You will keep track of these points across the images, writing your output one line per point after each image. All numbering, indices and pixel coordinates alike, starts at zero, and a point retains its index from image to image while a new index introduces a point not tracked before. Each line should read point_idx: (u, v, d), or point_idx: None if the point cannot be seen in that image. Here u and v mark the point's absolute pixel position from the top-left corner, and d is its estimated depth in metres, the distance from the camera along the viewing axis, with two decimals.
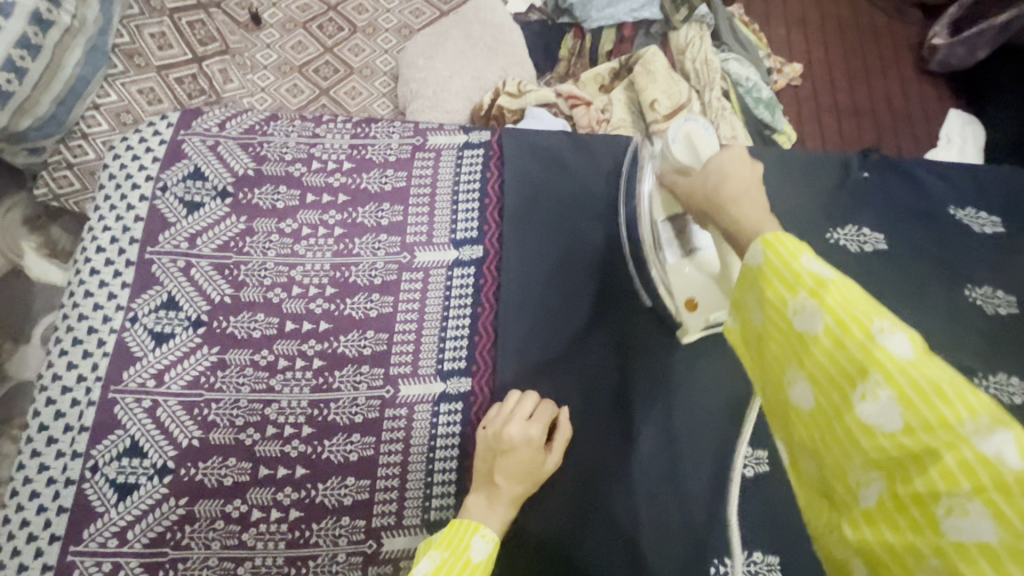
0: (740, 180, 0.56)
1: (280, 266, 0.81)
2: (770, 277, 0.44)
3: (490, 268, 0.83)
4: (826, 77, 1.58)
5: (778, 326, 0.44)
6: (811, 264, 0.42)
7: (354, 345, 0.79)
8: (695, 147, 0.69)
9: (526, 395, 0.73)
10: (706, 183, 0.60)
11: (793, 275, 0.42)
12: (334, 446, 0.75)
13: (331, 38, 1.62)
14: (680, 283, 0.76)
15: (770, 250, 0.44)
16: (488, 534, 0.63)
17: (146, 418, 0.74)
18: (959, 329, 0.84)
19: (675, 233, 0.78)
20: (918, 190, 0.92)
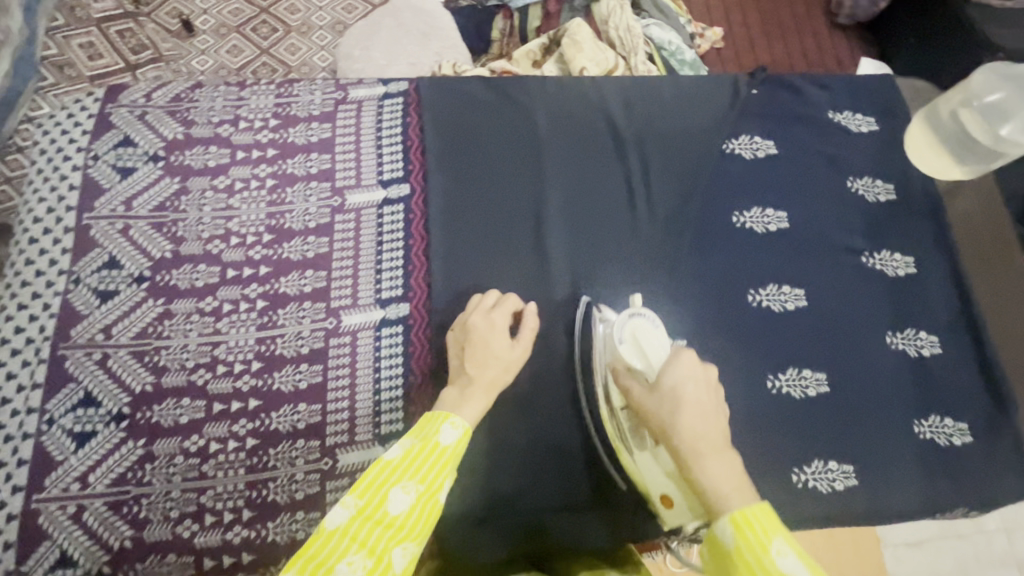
0: (704, 418, 0.62)
1: (217, 220, 0.85)
2: (745, 559, 0.51)
3: (418, 203, 0.89)
4: (746, 40, 1.68)
5: None
6: (784, 563, 0.50)
7: (295, 285, 0.83)
8: (642, 346, 0.73)
9: (487, 292, 0.82)
10: (667, 412, 0.63)
11: (768, 569, 0.50)
12: (284, 376, 0.79)
13: (267, 40, 1.61)
14: (651, 480, 0.72)
15: (740, 531, 0.52)
16: (457, 422, 0.66)
17: (98, 369, 0.77)
18: (845, 219, 0.94)
19: (634, 425, 0.74)
20: (802, 101, 1.01)
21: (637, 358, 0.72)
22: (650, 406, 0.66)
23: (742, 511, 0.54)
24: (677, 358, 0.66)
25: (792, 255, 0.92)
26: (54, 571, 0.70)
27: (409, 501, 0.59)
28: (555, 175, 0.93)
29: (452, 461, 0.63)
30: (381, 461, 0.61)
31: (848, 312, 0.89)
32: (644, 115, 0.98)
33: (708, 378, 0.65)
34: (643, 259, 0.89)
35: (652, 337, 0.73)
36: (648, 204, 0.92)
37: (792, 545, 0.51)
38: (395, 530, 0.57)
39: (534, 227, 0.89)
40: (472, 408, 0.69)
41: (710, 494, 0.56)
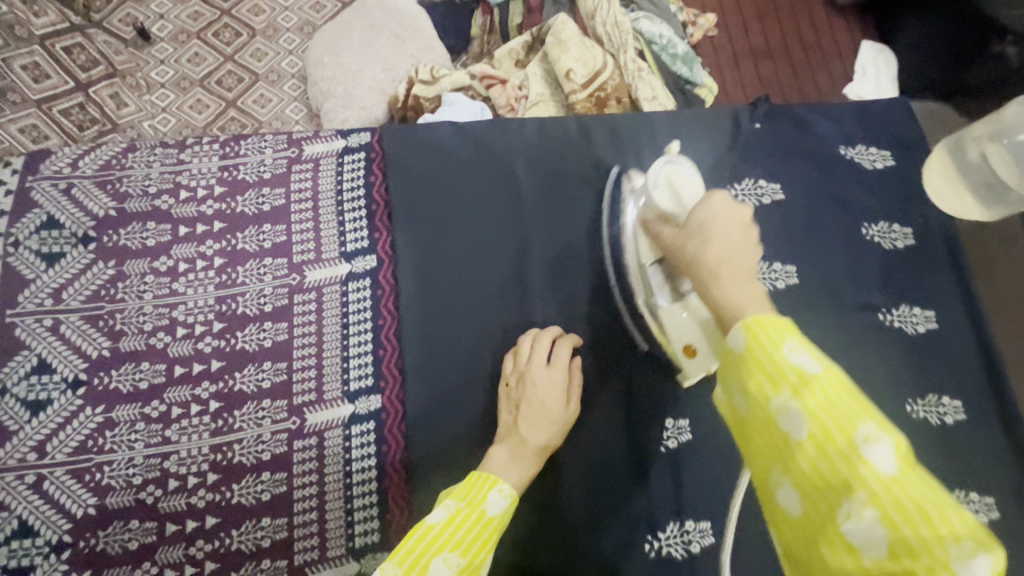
0: (731, 237, 0.55)
1: (160, 309, 0.76)
2: (755, 361, 0.45)
3: (386, 277, 0.80)
4: (739, 22, 1.54)
5: (760, 421, 0.45)
6: (796, 359, 0.44)
7: (252, 380, 0.75)
8: (677, 192, 0.69)
9: (539, 338, 0.74)
10: (689, 248, 0.58)
11: (780, 365, 0.44)
12: (244, 488, 0.71)
13: (230, 46, 1.47)
14: (675, 329, 0.70)
15: (751, 332, 0.46)
16: (505, 490, 0.62)
17: (32, 494, 0.69)
18: (860, 268, 0.86)
19: (665, 275, 0.72)
20: (809, 134, 0.92)
21: (672, 202, 0.69)
22: (676, 244, 0.60)
23: (752, 317, 0.47)
24: (712, 202, 0.59)
25: (804, 315, 0.83)
26: None
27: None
28: (539, 235, 0.83)
29: (496, 534, 0.60)
30: (423, 525, 0.58)
31: (866, 377, 0.81)
32: (635, 161, 0.88)
33: (742, 218, 0.57)
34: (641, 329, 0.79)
35: (684, 185, 0.70)
36: None
37: (805, 343, 0.45)
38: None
39: (517, 297, 0.80)
40: (516, 475, 0.65)
41: (720, 307, 0.51)
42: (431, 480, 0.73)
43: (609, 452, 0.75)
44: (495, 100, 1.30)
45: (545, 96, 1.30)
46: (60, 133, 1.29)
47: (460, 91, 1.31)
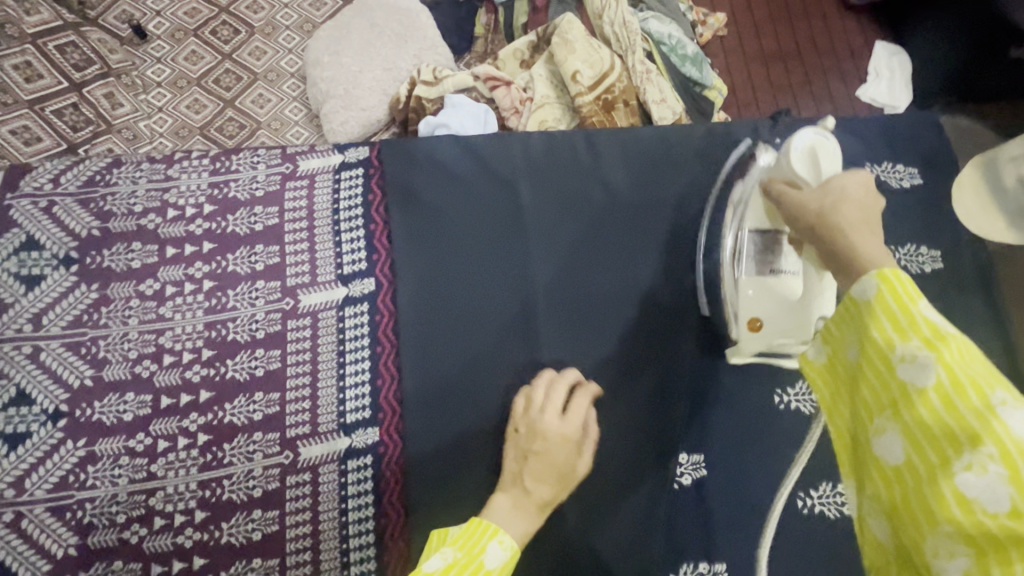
0: (867, 204, 0.51)
1: (145, 335, 0.72)
2: (884, 308, 0.41)
3: (385, 300, 0.76)
4: (750, 23, 1.48)
5: (873, 367, 0.42)
6: (932, 311, 0.40)
7: (242, 412, 0.71)
8: (819, 162, 0.58)
9: (554, 385, 0.70)
10: (814, 206, 0.53)
11: (911, 316, 0.40)
12: (233, 527, 0.67)
13: (229, 44, 1.42)
14: (747, 300, 0.69)
15: (885, 281, 0.41)
16: (505, 541, 0.57)
17: (10, 533, 0.66)
18: None
19: (760, 247, 0.69)
20: None
21: (809, 173, 0.59)
22: (802, 202, 0.55)
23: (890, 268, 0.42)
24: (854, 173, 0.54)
25: None
26: None
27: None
28: (547, 257, 0.79)
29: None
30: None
31: None
32: (649, 177, 0.83)
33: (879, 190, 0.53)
34: (653, 359, 0.75)
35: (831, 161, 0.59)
36: (659, 288, 0.78)
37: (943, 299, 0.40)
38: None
39: (524, 323, 0.76)
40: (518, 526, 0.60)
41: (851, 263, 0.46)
42: (429, 519, 0.69)
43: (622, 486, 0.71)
44: (499, 102, 1.24)
45: (551, 98, 1.25)
46: (56, 136, 1.25)
47: (463, 93, 1.27)
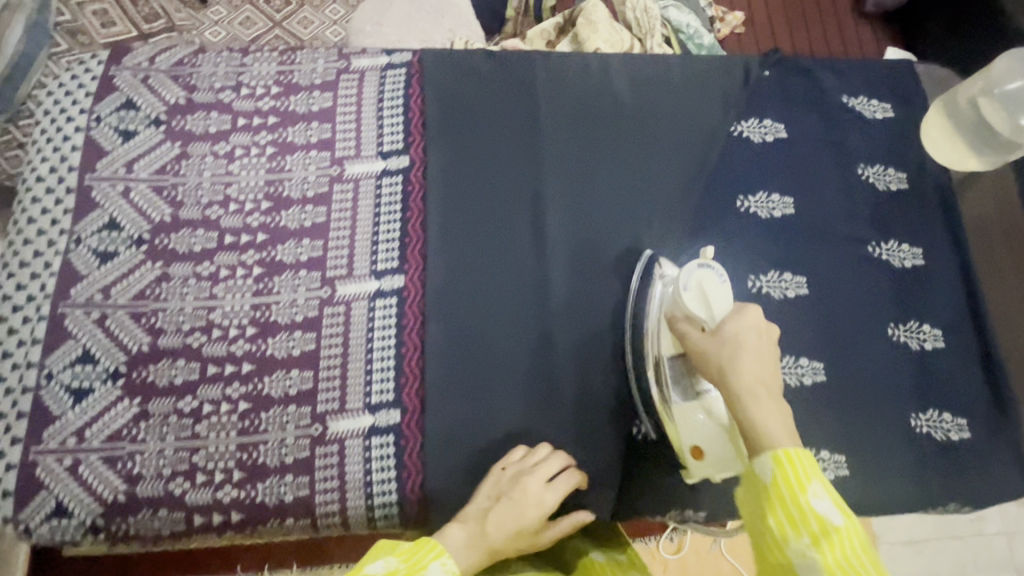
0: (755, 349, 0.64)
1: (216, 186, 0.86)
2: (783, 494, 0.53)
3: (417, 175, 0.88)
4: (767, 29, 1.56)
5: (779, 565, 0.52)
6: (820, 508, 0.52)
7: (291, 253, 0.84)
8: (707, 298, 0.70)
9: (552, 456, 0.76)
10: (719, 358, 0.65)
11: (805, 509, 0.52)
12: (277, 342, 0.80)
13: (280, 13, 1.56)
14: (687, 430, 0.74)
15: (781, 468, 0.54)
16: (449, 564, 0.61)
17: (96, 328, 0.79)
18: (853, 204, 0.92)
19: (682, 371, 0.75)
20: (814, 84, 0.98)
21: (701, 307, 0.70)
22: (705, 351, 0.67)
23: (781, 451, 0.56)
24: (744, 322, 0.66)
25: (796, 242, 0.90)
26: (48, 519, 0.72)
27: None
28: (557, 153, 0.91)
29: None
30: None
31: (850, 301, 0.88)
32: (650, 95, 0.95)
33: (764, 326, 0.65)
34: (640, 244, 0.88)
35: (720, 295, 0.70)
36: (653, 185, 0.90)
37: (827, 489, 0.54)
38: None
39: (533, 204, 0.88)
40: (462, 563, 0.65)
41: (754, 421, 0.59)
42: (444, 352, 0.82)
43: (611, 341, 0.85)
44: None
45: None
46: None
47: None
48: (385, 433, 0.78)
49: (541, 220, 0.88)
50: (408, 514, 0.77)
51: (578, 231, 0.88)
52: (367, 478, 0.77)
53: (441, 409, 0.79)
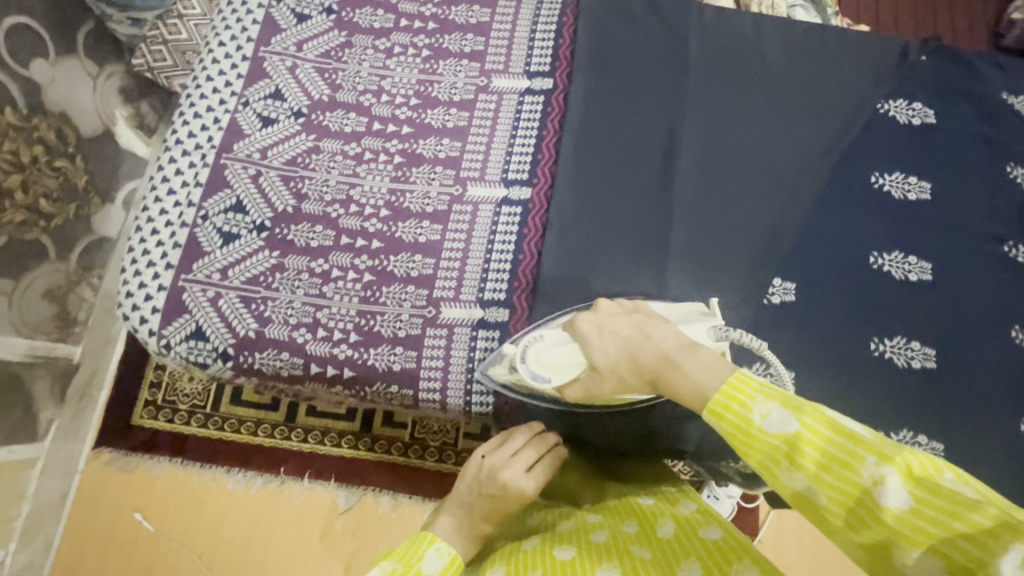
0: (619, 347, 0.67)
1: (372, 77, 0.91)
2: (742, 439, 0.54)
3: (558, 98, 0.92)
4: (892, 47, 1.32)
5: (785, 491, 0.53)
6: (770, 426, 0.52)
7: (431, 149, 0.88)
8: (554, 355, 0.72)
9: (528, 446, 0.79)
10: (626, 374, 0.67)
11: (761, 437, 0.52)
12: (406, 227, 0.85)
13: None
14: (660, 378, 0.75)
15: (723, 419, 0.55)
16: (442, 548, 0.66)
17: (250, 183, 0.85)
18: (996, 200, 0.88)
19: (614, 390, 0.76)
20: (971, 75, 0.94)
21: (572, 360, 0.71)
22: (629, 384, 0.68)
23: (715, 401, 0.56)
24: (590, 343, 0.69)
25: (929, 229, 0.87)
26: (187, 340, 0.79)
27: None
28: (696, 98, 0.92)
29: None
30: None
31: (976, 297, 0.85)
32: (798, 62, 0.94)
33: (595, 324, 0.69)
34: (763, 200, 0.88)
35: (558, 349, 0.72)
36: (786, 147, 0.90)
37: (772, 399, 0.53)
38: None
39: (664, 142, 0.90)
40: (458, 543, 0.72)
41: (689, 390, 0.59)
42: (560, 264, 0.84)
43: (722, 284, 0.85)
44: None
45: None
46: None
47: None
48: (492, 328, 0.82)
49: (669, 160, 0.89)
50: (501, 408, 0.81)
51: (704, 177, 0.89)
52: (469, 366, 0.80)
53: (548, 316, 0.81)
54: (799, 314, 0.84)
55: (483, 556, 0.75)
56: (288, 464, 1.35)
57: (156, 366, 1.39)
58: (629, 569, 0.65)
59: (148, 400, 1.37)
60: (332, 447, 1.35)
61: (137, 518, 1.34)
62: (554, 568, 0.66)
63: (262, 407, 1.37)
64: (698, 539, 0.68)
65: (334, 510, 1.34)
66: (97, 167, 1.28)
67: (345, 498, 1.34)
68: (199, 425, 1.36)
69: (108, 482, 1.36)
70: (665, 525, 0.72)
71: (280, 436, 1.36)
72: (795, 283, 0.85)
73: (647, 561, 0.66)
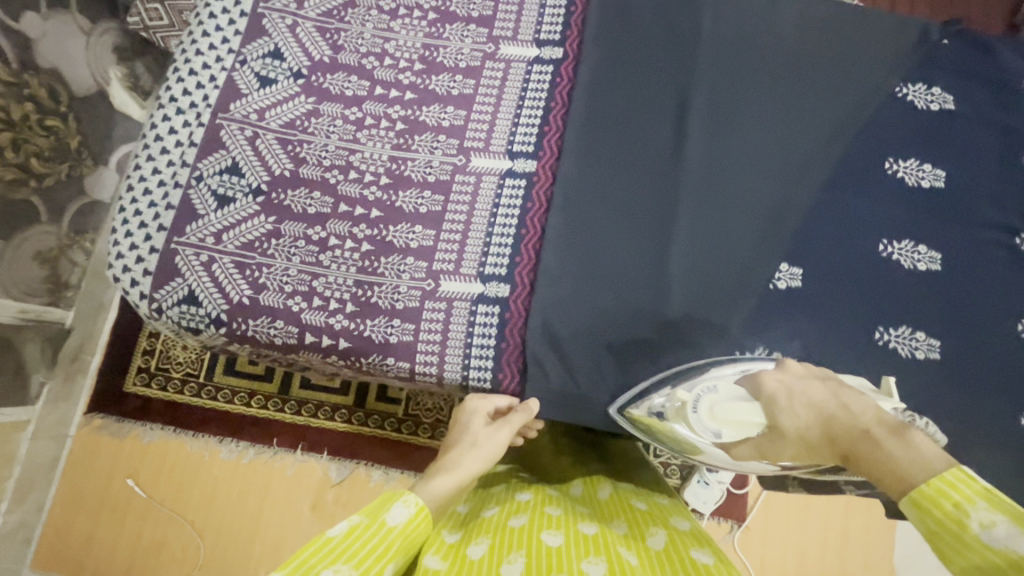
0: (810, 414, 0.67)
1: (375, 39, 0.88)
2: (948, 542, 0.45)
3: (567, 68, 0.88)
4: None
5: None
6: (991, 538, 0.42)
7: (434, 116, 0.86)
8: (729, 415, 0.73)
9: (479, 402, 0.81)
10: (812, 443, 0.67)
11: (973, 545, 0.43)
12: (407, 197, 0.83)
13: None
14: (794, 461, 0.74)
15: (928, 513, 0.47)
16: (410, 500, 0.60)
17: (247, 145, 0.82)
18: (1009, 190, 0.86)
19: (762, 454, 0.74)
20: (992, 60, 0.91)
21: (742, 420, 0.72)
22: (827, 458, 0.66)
23: (920, 490, 0.49)
24: (776, 404, 0.70)
25: (939, 218, 0.86)
26: (179, 305, 0.77)
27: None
28: (710, 75, 0.89)
29: (395, 545, 0.57)
30: (322, 538, 0.54)
31: (983, 290, 0.83)
32: (816, 41, 0.91)
33: (783, 386, 0.70)
34: (774, 183, 0.86)
35: (734, 403, 0.73)
36: (799, 129, 0.88)
37: (1007, 512, 0.42)
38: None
39: (675, 118, 0.87)
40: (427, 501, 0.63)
41: (885, 469, 0.55)
42: (564, 241, 0.82)
43: (729, 267, 0.83)
44: None
45: None
46: None
47: None
48: (492, 303, 0.80)
49: (680, 138, 0.86)
50: (500, 386, 0.79)
51: (713, 157, 0.87)
52: (467, 341, 0.79)
53: (550, 293, 0.80)
54: (803, 300, 0.83)
55: (470, 525, 0.73)
56: (281, 436, 1.34)
57: (148, 333, 1.37)
58: (616, 569, 0.61)
59: (139, 367, 1.35)
60: (325, 421, 1.35)
61: (128, 484, 1.34)
62: (541, 553, 0.63)
63: (256, 378, 1.36)
64: (689, 559, 0.64)
65: (324, 484, 1.34)
66: (90, 127, 1.24)
67: (336, 472, 1.34)
68: (192, 394, 1.35)
69: (99, 447, 1.35)
70: (655, 535, 0.69)
71: (273, 408, 1.35)
72: (801, 268, 0.84)
73: (634, 566, 0.63)
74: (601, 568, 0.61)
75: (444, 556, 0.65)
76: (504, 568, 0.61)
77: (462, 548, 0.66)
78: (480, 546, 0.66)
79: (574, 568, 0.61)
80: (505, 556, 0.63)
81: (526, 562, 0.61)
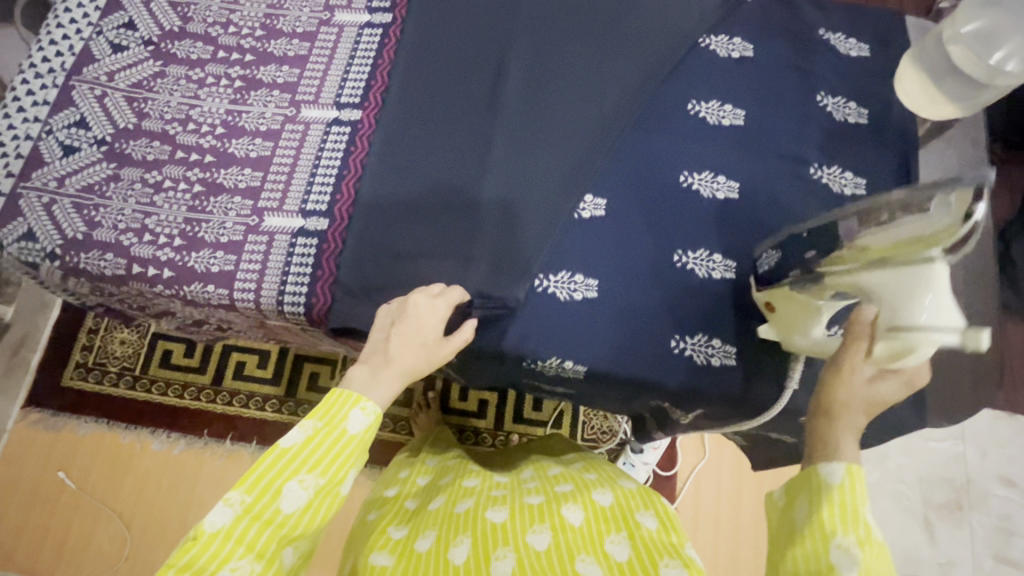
0: (877, 394, 0.63)
1: (222, 11, 0.97)
2: (839, 495, 0.57)
3: (395, 30, 0.97)
4: None
5: (814, 547, 0.56)
6: (871, 517, 0.56)
7: (270, 74, 0.94)
8: (891, 348, 0.62)
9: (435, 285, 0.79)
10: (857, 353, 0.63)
11: (857, 511, 0.56)
12: (240, 144, 0.90)
13: None
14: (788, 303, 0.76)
15: (850, 478, 0.57)
16: (368, 409, 0.63)
17: (95, 102, 0.91)
18: (804, 126, 0.93)
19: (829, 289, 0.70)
20: (792, 14, 0.99)
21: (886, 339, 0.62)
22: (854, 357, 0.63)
23: (855, 467, 0.58)
24: (893, 391, 0.63)
25: (738, 152, 0.92)
26: (19, 241, 0.84)
27: (306, 497, 0.59)
28: (528, 28, 0.96)
29: (356, 451, 0.62)
30: (278, 449, 0.59)
31: (775, 213, 0.89)
32: None
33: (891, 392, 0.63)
34: (585, 121, 0.91)
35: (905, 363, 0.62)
36: (610, 73, 0.93)
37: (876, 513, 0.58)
38: (281, 528, 0.58)
39: (493, 70, 0.94)
40: (386, 390, 0.65)
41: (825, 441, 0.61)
42: (380, 176, 0.88)
43: (540, 195, 0.87)
44: None
45: None
46: None
47: None
48: (310, 236, 0.86)
49: (497, 84, 0.93)
50: (313, 310, 0.84)
51: (529, 101, 0.92)
52: (284, 270, 0.85)
53: (365, 229, 0.86)
54: (607, 228, 0.88)
55: (419, 517, 0.77)
56: (212, 427, 1.37)
57: (88, 329, 1.41)
58: (560, 537, 0.68)
59: (77, 363, 1.38)
60: (240, 407, 1.38)
61: (58, 476, 1.35)
62: (485, 531, 0.69)
63: (190, 370, 1.40)
64: (634, 522, 0.72)
65: None
66: None
67: None
68: (126, 386, 1.38)
69: (30, 438, 1.36)
70: (602, 494, 0.76)
71: (204, 399, 1.38)
72: (604, 200, 0.89)
73: (579, 530, 0.69)
74: (545, 538, 0.68)
75: (392, 551, 0.71)
76: (452, 552, 0.67)
77: (412, 541, 0.72)
78: (427, 539, 0.71)
79: (519, 541, 0.67)
80: (452, 539, 0.69)
81: (472, 544, 0.67)
